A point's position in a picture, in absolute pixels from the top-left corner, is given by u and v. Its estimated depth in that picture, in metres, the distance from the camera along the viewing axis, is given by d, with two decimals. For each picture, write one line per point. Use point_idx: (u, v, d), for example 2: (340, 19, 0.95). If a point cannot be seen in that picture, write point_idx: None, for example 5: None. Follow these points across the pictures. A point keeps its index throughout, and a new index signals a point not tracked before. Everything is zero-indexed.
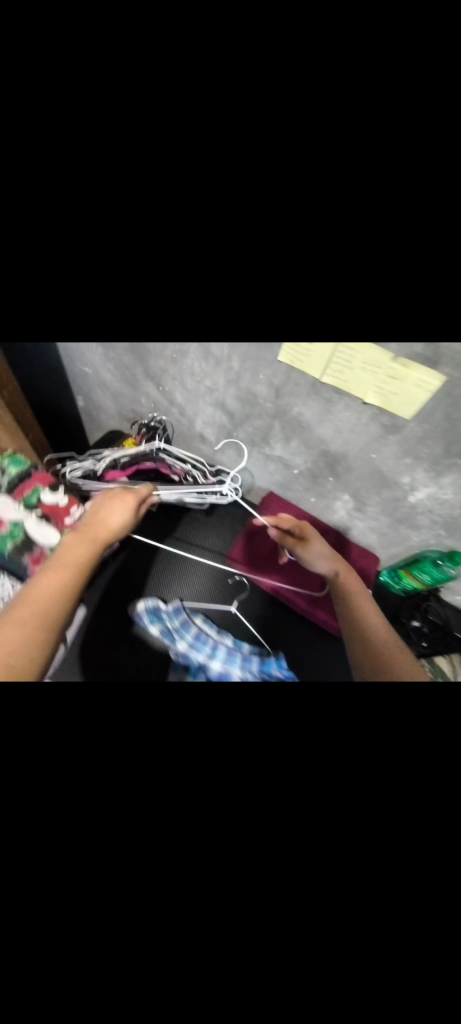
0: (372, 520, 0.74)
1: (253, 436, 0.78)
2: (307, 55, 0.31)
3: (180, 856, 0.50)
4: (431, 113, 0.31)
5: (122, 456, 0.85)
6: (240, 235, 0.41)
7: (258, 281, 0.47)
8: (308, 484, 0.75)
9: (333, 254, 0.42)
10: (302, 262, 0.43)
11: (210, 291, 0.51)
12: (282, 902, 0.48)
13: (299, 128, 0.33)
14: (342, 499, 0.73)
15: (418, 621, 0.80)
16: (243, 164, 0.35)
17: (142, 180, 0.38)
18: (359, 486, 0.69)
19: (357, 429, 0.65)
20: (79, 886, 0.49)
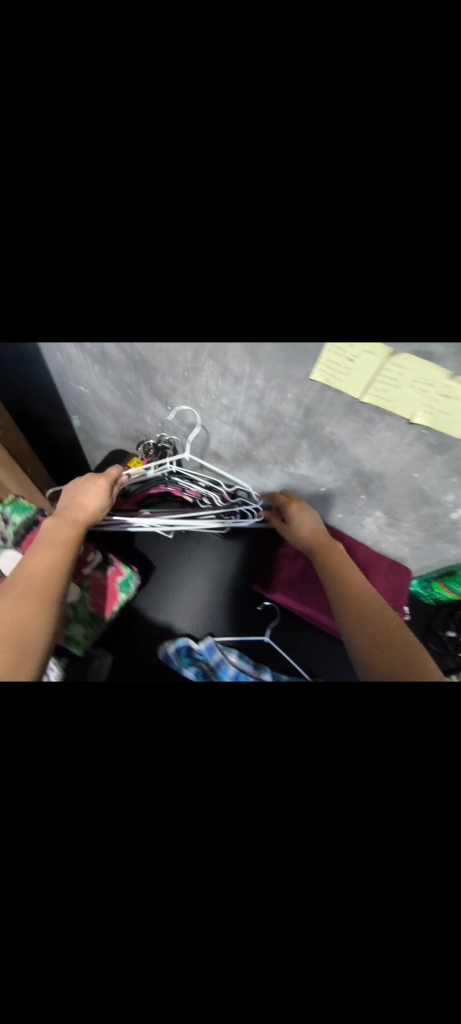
0: (404, 535, 0.71)
1: (275, 456, 0.71)
2: (365, 63, 0.27)
3: (234, 914, 0.47)
4: None
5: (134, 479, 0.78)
6: (278, 247, 0.35)
7: (294, 294, 0.40)
8: (335, 502, 0.73)
9: (384, 263, 0.35)
10: (349, 270, 0.36)
11: (233, 306, 0.44)
12: (338, 942, 0.47)
13: (352, 140, 0.29)
14: (373, 514, 0.70)
15: (453, 631, 0.77)
16: (289, 164, 0.30)
17: (166, 189, 0.32)
18: (392, 502, 0.65)
19: (397, 449, 0.57)
20: (125, 942, 0.46)
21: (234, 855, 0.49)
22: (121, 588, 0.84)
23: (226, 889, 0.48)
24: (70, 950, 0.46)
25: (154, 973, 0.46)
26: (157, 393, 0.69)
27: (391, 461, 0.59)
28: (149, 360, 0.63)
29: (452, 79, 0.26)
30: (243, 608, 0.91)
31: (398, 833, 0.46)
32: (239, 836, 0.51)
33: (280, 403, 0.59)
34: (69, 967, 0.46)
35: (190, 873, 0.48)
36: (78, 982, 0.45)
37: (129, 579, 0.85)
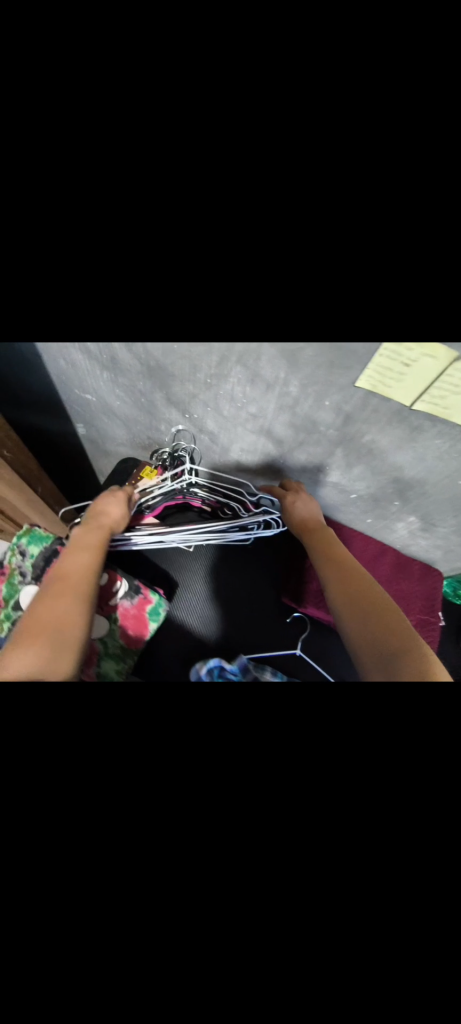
0: (438, 539, 0.67)
1: (304, 461, 0.67)
2: (442, 58, 0.24)
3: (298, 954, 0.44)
4: None
5: (157, 491, 0.75)
6: (333, 251, 0.32)
7: (345, 298, 0.36)
8: (366, 506, 0.69)
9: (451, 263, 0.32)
10: (410, 275, 0.33)
11: (275, 309, 0.40)
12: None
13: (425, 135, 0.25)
14: (407, 519, 0.66)
15: None
16: (352, 160, 0.26)
17: (215, 196, 0.29)
18: (430, 507, 0.61)
19: (446, 458, 0.52)
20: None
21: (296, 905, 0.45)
22: (151, 615, 0.83)
23: None
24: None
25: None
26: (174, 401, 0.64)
27: (433, 467, 0.55)
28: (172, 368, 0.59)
29: None
30: (272, 621, 0.89)
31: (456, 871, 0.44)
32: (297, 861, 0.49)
33: (317, 412, 0.55)
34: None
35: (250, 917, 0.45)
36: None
37: (158, 606, 0.84)
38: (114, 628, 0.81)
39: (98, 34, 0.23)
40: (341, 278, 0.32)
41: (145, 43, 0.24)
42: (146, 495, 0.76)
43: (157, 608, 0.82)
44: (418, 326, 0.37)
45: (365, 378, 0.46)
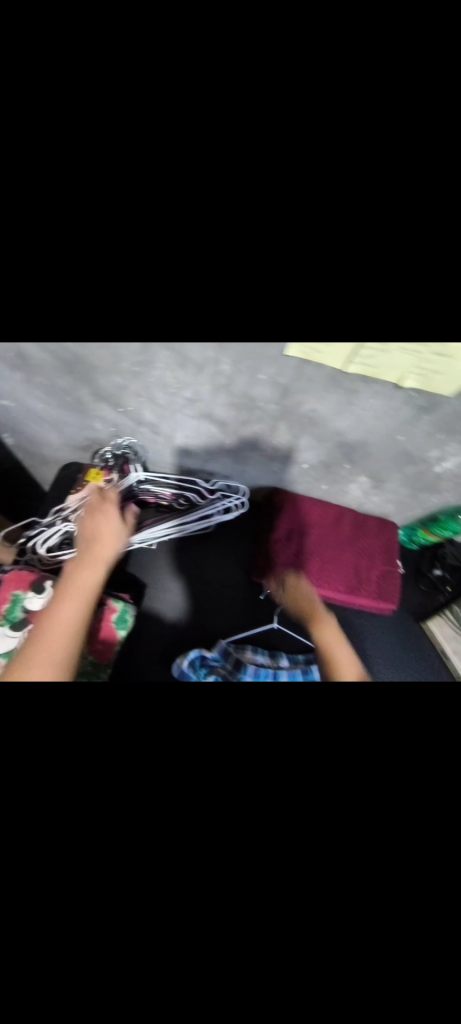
0: (389, 492, 0.71)
1: (253, 438, 0.65)
2: (330, 47, 0.30)
3: (320, 890, 0.49)
4: (402, 96, 0.31)
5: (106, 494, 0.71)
6: (255, 191, 0.36)
7: (272, 237, 0.39)
8: (319, 475, 0.71)
9: (365, 190, 0.35)
10: (329, 205, 0.36)
11: (206, 222, 0.37)
12: (427, 919, 0.48)
13: (316, 110, 0.32)
14: (359, 480, 0.68)
15: (440, 569, 0.80)
16: (238, 143, 0.33)
17: (165, 162, 0.34)
18: (379, 464, 0.64)
19: (386, 414, 0.57)
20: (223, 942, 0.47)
21: (312, 856, 0.51)
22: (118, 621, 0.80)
23: (296, 912, 0.48)
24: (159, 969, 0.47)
25: (253, 968, 0.46)
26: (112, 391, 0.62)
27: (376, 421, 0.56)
28: (111, 353, 0.58)
29: (353, 87, 0.31)
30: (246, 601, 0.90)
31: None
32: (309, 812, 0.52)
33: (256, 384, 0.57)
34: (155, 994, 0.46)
35: (269, 877, 0.49)
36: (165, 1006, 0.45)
37: (124, 613, 0.80)
38: None
39: (23, 34, 0.29)
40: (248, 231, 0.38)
41: (63, 48, 0.30)
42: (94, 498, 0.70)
43: (123, 616, 0.79)
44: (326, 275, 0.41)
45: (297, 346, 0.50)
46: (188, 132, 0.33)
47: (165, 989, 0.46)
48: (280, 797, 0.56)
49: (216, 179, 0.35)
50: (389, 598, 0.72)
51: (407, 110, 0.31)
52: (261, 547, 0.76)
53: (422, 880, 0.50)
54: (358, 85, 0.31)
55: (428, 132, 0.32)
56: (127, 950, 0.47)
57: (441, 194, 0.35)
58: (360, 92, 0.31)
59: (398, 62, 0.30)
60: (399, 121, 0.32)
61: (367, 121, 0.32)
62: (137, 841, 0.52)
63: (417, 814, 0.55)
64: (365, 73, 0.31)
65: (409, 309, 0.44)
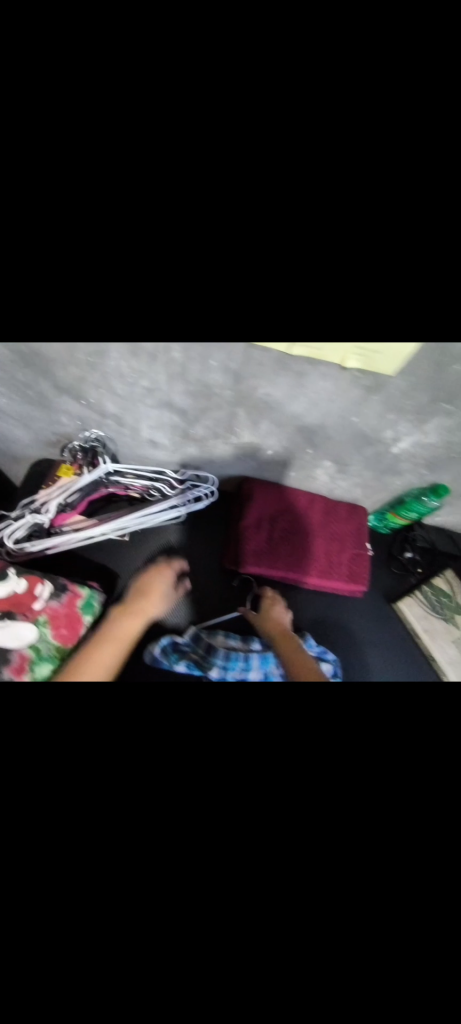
0: (355, 477, 0.71)
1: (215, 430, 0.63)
2: (246, 37, 0.29)
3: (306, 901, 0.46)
4: (324, 59, 0.29)
5: (69, 493, 0.65)
6: (188, 175, 0.33)
7: (205, 222, 0.35)
8: (286, 464, 0.70)
9: (307, 159, 0.32)
10: (268, 179, 0.33)
11: (128, 204, 0.34)
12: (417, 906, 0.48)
13: (241, 84, 0.30)
14: (323, 465, 0.68)
15: (410, 552, 0.83)
16: (150, 110, 0.30)
17: (93, 126, 0.31)
18: (340, 448, 0.64)
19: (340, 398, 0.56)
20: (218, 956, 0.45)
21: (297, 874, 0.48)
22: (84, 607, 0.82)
23: (264, 891, 0.49)
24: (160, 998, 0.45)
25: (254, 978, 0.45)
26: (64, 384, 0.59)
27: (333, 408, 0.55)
28: (65, 349, 0.56)
29: (269, 49, 0.29)
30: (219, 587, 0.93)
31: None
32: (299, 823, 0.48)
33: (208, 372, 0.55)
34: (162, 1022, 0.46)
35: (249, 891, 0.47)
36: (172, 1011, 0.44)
37: (90, 598, 0.83)
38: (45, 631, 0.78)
39: None
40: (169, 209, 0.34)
41: None
42: (60, 493, 0.66)
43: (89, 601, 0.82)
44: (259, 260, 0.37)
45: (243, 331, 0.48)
46: (94, 98, 0.30)
47: (139, 983, 0.46)
48: (248, 784, 0.56)
49: (132, 155, 0.32)
50: (357, 581, 0.74)
51: (330, 73, 0.29)
52: (231, 537, 0.75)
53: (387, 855, 0.52)
54: (275, 47, 0.29)
55: (352, 99, 0.30)
56: (98, 951, 0.46)
57: (372, 162, 0.32)
58: (278, 55, 0.29)
59: (316, 23, 0.28)
60: (324, 85, 0.30)
61: (288, 84, 0.30)
62: (106, 834, 0.51)
63: (382, 793, 0.57)
64: (282, 33, 0.29)
65: (352, 298, 0.41)
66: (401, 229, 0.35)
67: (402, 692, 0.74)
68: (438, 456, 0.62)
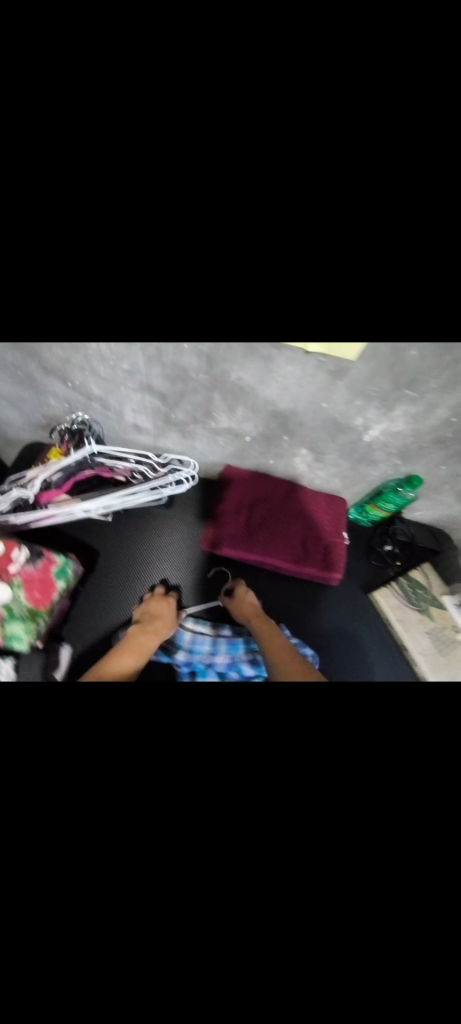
0: (332, 466, 0.73)
1: (194, 416, 0.65)
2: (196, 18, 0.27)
3: (262, 889, 0.43)
4: (272, 24, 0.28)
5: (53, 471, 0.66)
6: (142, 148, 0.30)
7: (160, 194, 0.33)
8: (264, 451, 0.71)
9: (265, 126, 0.30)
10: (223, 147, 0.30)
11: (76, 179, 0.32)
12: (386, 899, 0.44)
13: (193, 56, 0.28)
14: (300, 453, 0.70)
15: (390, 545, 0.82)
16: (90, 75, 0.28)
17: (40, 92, 0.28)
18: (314, 436, 0.65)
19: (310, 385, 0.55)
20: (168, 951, 0.41)
21: (256, 857, 0.45)
22: (58, 576, 0.66)
23: None
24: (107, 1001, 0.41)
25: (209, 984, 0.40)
26: (45, 365, 0.59)
27: (302, 394, 0.56)
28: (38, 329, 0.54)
29: (215, 17, 0.27)
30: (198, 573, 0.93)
31: (430, 796, 0.39)
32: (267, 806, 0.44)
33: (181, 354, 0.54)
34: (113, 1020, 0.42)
35: (205, 875, 0.43)
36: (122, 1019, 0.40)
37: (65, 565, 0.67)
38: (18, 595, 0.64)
39: None
40: (124, 183, 0.32)
41: None
42: (44, 473, 0.67)
43: (63, 569, 0.63)
44: (219, 250, 0.37)
45: (207, 317, 0.46)
46: (26, 62, 0.27)
47: None
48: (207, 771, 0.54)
49: (70, 128, 0.29)
50: (331, 570, 0.75)
51: (279, 40, 0.28)
52: (211, 520, 0.77)
53: (349, 850, 0.49)
54: (219, 17, 0.27)
55: (304, 69, 0.28)
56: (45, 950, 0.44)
57: (327, 139, 0.30)
58: (223, 21, 0.27)
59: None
60: (273, 53, 0.28)
61: (234, 53, 0.28)
62: None
63: None
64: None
65: (318, 285, 0.40)
66: (361, 213, 0.33)
67: (378, 682, 0.74)
68: (409, 445, 0.63)
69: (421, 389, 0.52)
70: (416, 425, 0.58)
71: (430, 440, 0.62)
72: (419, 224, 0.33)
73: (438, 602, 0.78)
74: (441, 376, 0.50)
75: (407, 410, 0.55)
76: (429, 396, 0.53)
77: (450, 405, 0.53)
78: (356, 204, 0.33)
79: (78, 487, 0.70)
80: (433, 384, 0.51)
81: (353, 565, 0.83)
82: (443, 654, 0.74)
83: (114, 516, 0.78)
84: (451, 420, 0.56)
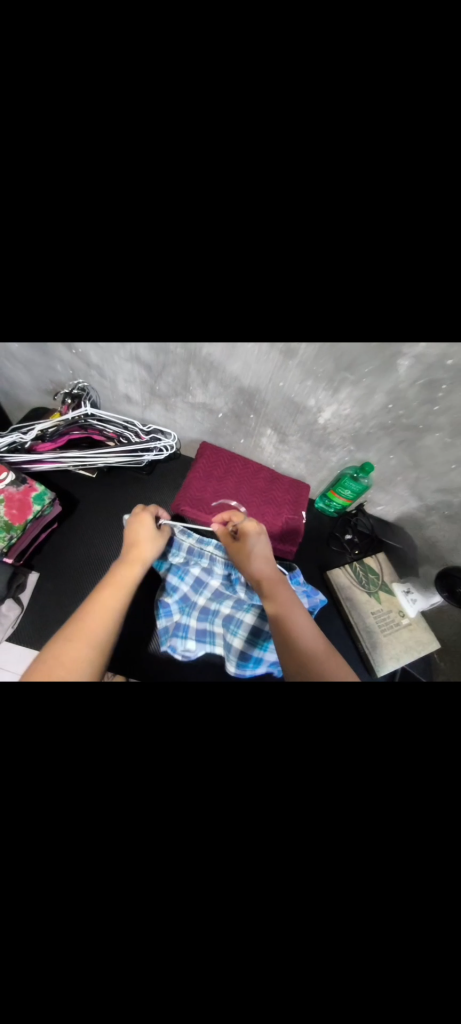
0: (295, 448, 0.82)
1: (175, 387, 0.75)
2: (113, 30, 0.27)
3: (157, 872, 0.38)
4: None
5: (49, 426, 0.77)
6: (69, 162, 0.31)
7: (93, 221, 0.35)
8: (235, 427, 0.81)
9: (184, 173, 0.31)
10: (145, 182, 0.32)
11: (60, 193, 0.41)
12: (298, 890, 0.37)
13: (98, 50, 0.27)
14: (266, 432, 0.80)
15: (350, 534, 0.88)
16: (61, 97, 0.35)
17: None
18: (277, 416, 0.75)
19: (268, 365, 0.64)
20: (44, 916, 0.36)
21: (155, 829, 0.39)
22: (35, 502, 0.69)
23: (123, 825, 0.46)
24: (24, 925, 0.36)
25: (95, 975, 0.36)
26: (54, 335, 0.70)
27: (262, 372, 0.66)
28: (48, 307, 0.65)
29: None
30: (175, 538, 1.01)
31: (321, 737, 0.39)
32: (184, 701, 0.45)
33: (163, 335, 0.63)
34: (13, 951, 0.36)
35: (92, 842, 0.38)
36: (8, 966, 0.35)
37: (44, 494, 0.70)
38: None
39: None
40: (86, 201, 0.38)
41: None
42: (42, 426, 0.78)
43: (41, 496, 0.69)
44: None
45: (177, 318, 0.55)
46: None
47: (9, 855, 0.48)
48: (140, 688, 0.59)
49: None
50: (287, 542, 0.83)
51: None
52: (187, 480, 0.86)
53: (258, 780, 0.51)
54: None
55: None
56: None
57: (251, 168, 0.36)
58: None
59: None
60: None
61: None
62: None
63: None
64: None
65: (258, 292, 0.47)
66: None
67: None
68: (359, 430, 0.72)
69: (359, 375, 0.61)
70: (360, 410, 0.67)
71: (376, 426, 0.70)
72: (335, 260, 0.36)
73: (387, 586, 0.82)
74: (372, 362, 0.58)
75: (350, 393, 0.64)
76: (366, 383, 0.62)
77: (385, 391, 0.62)
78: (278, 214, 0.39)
79: (69, 443, 0.80)
80: (368, 370, 0.59)
81: (314, 543, 0.91)
82: (386, 636, 0.77)
83: (101, 475, 0.89)
84: (390, 407, 0.65)
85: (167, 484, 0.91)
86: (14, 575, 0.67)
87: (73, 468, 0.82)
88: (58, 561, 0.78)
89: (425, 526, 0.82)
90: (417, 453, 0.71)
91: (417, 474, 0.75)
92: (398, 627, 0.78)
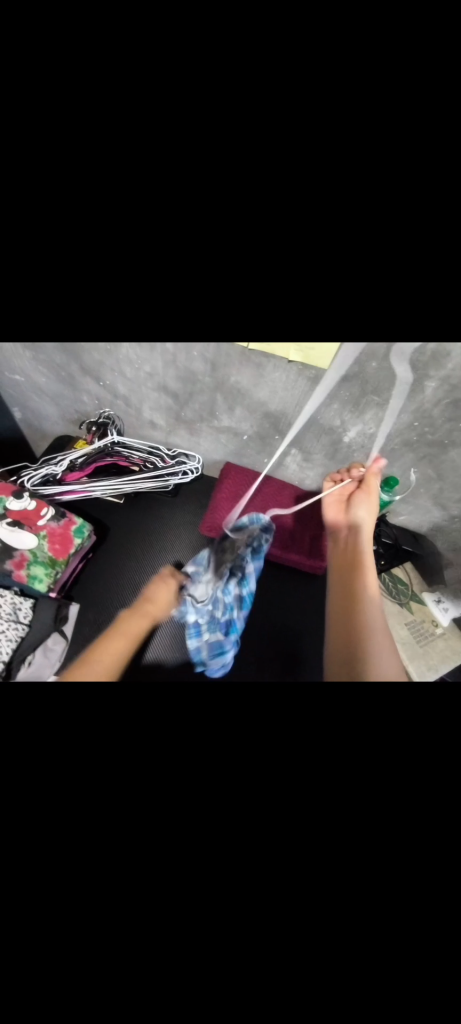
0: (319, 465, 0.83)
1: (200, 413, 0.77)
2: None
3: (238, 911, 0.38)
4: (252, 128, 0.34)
5: (78, 455, 0.79)
6: (138, 199, 0.35)
7: (154, 254, 0.40)
8: (259, 448, 0.83)
9: (246, 208, 0.35)
10: (205, 218, 0.36)
11: (110, 263, 0.40)
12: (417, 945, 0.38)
13: (170, 113, 0.30)
14: (290, 451, 0.81)
15: (374, 546, 0.86)
16: (109, 170, 0.33)
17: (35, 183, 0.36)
18: (302, 436, 0.77)
19: (293, 390, 0.66)
20: (115, 958, 0.36)
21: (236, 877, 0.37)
22: (76, 535, 0.74)
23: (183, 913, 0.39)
24: (87, 945, 0.36)
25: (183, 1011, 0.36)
26: (86, 370, 0.72)
27: (289, 397, 0.68)
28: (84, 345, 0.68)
29: (221, 100, 0.30)
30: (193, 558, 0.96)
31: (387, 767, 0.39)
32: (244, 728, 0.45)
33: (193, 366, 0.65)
34: (80, 962, 0.36)
35: (157, 879, 0.37)
36: (64, 980, 0.36)
37: (82, 527, 0.75)
38: (42, 544, 0.72)
39: None
40: (137, 261, 0.40)
41: None
42: (71, 456, 0.80)
43: (80, 529, 0.73)
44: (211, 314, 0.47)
45: None
46: (82, 166, 0.32)
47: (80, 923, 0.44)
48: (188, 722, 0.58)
49: (98, 199, 0.34)
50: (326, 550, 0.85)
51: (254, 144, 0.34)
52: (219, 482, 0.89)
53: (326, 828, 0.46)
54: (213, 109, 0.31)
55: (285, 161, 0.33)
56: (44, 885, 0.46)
57: (300, 243, 0.36)
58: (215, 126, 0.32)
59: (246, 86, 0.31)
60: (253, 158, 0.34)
61: (224, 150, 0.32)
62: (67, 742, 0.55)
63: None
64: (222, 78, 0.30)
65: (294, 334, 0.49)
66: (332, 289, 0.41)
67: None
68: (383, 446, 0.73)
69: (385, 395, 0.63)
70: (385, 428, 0.69)
71: (400, 441, 0.71)
72: None
73: (416, 596, 0.83)
74: (400, 382, 0.60)
75: (376, 413, 0.66)
76: (392, 402, 0.64)
77: (411, 410, 0.64)
78: (330, 249, 0.37)
79: (97, 472, 0.82)
80: (394, 390, 0.61)
81: None
82: (421, 645, 0.78)
83: (127, 499, 0.90)
84: (415, 424, 0.66)
85: (192, 504, 0.93)
86: (58, 606, 0.73)
87: (102, 495, 0.83)
88: (93, 586, 0.80)
89: (451, 535, 0.83)
90: (441, 467, 0.72)
91: (440, 486, 0.76)
92: (434, 638, 0.79)
